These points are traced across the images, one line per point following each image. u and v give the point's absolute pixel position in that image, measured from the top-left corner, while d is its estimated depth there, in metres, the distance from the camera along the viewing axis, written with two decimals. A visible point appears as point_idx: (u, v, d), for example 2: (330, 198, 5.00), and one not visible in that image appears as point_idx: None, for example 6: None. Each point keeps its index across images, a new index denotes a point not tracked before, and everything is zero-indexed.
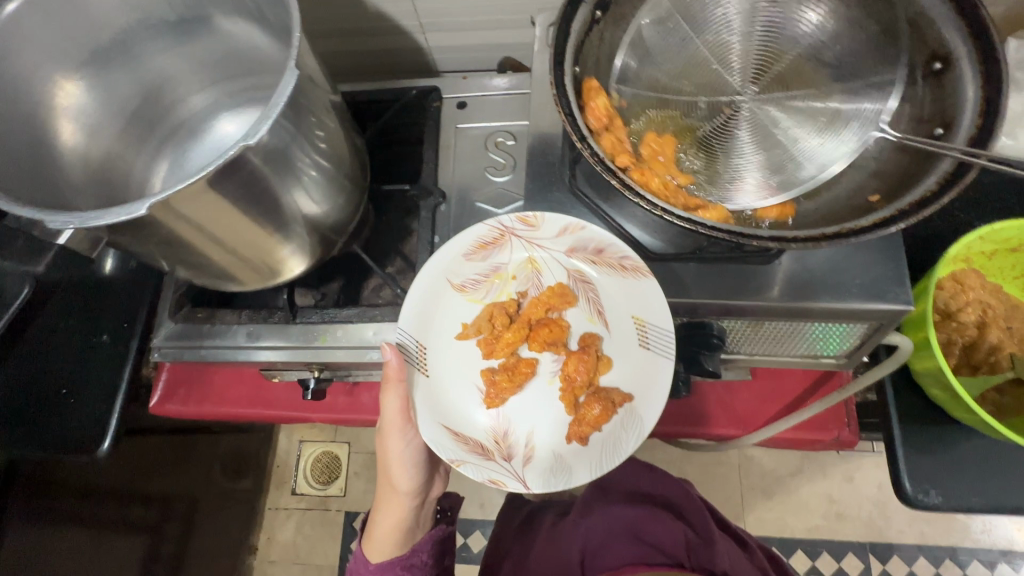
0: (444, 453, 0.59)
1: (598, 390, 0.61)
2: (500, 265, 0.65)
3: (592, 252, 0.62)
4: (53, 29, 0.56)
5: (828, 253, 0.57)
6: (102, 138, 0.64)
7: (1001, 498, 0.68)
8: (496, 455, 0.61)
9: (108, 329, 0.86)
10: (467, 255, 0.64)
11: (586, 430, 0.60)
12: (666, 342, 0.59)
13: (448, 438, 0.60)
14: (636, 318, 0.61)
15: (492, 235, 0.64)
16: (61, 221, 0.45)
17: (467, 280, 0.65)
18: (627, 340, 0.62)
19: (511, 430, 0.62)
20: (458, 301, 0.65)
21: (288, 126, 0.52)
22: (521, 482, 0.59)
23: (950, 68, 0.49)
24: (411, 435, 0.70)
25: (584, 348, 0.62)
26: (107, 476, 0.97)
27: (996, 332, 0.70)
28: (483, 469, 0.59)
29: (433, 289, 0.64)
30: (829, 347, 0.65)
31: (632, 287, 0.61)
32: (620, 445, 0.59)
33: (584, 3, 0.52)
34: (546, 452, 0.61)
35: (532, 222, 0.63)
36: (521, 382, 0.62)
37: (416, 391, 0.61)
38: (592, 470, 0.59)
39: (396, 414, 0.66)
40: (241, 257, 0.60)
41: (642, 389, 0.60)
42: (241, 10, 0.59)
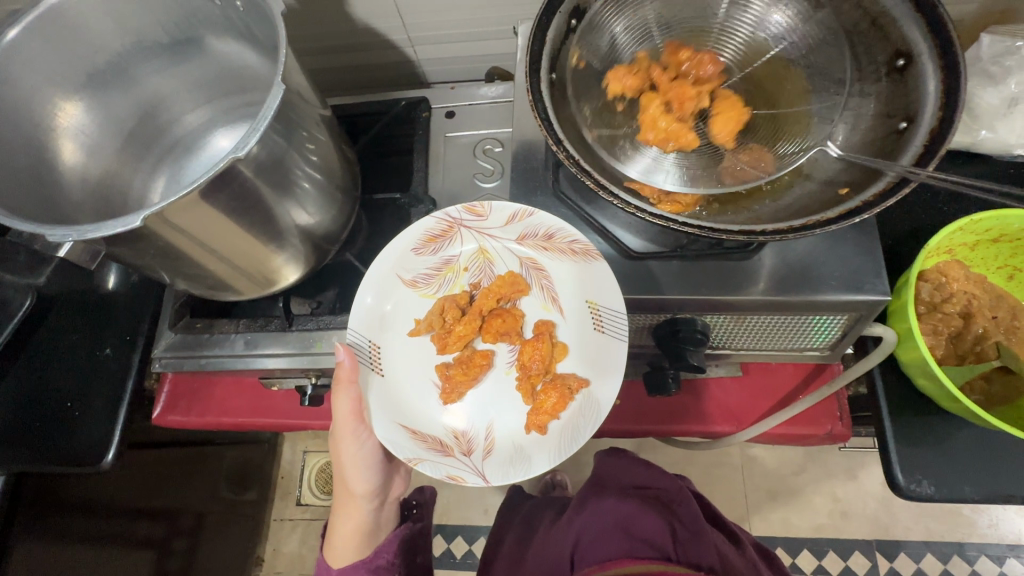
0: (401, 452, 0.60)
1: (555, 377, 0.64)
2: (451, 258, 0.67)
3: (543, 239, 0.64)
4: (53, 54, 0.58)
5: (807, 247, 0.58)
6: (100, 157, 0.66)
7: (995, 487, 0.69)
8: (456, 451, 0.63)
9: (111, 342, 0.88)
10: (418, 250, 0.66)
11: (543, 419, 0.62)
12: (619, 325, 0.60)
13: (406, 438, 0.62)
14: (590, 301, 0.63)
15: (441, 227, 0.66)
16: (61, 234, 0.47)
17: (418, 275, 0.67)
18: (583, 326, 0.64)
19: (469, 425, 0.64)
20: (409, 297, 0.66)
21: (277, 139, 0.54)
22: (481, 476, 0.61)
23: (912, 64, 0.51)
24: (365, 438, 0.74)
25: (539, 335, 0.64)
26: (112, 489, 0.99)
27: (981, 321, 0.71)
28: (442, 465, 0.61)
29: (386, 287, 0.65)
30: (814, 341, 0.66)
31: (583, 271, 0.63)
32: (580, 431, 0.61)
33: (560, 12, 0.55)
34: (505, 444, 0.63)
35: (480, 212, 0.65)
36: (476, 374, 0.64)
37: (370, 390, 0.62)
38: (551, 458, 0.61)
39: (348, 415, 0.68)
40: (236, 267, 0.62)
41: (601, 372, 0.62)
42: (232, 29, 0.62)
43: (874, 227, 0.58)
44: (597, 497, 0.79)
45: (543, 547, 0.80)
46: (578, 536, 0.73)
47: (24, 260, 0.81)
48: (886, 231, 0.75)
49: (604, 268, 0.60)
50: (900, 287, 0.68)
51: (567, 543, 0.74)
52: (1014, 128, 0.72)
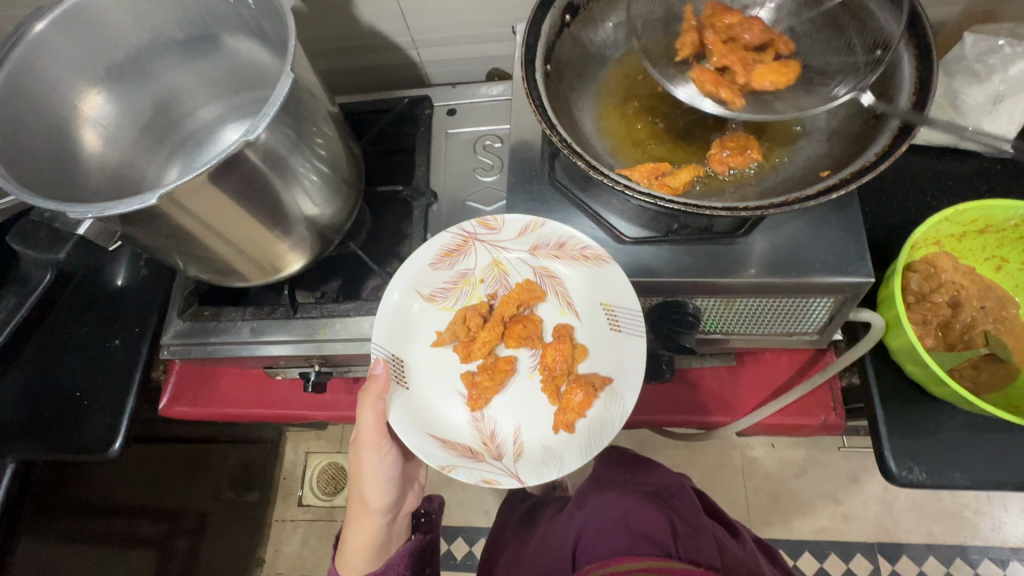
0: (434, 461, 0.61)
1: (578, 377, 0.64)
2: (467, 271, 0.69)
3: (555, 247, 0.67)
4: (76, 48, 0.61)
5: (794, 233, 0.60)
6: (116, 148, 0.69)
7: (986, 474, 0.70)
8: (486, 456, 0.63)
9: (120, 334, 0.90)
10: (435, 264, 0.68)
11: (571, 418, 0.62)
12: (635, 322, 0.63)
13: (437, 447, 0.62)
14: (605, 304, 0.65)
15: (456, 242, 0.68)
16: (81, 211, 0.49)
17: (437, 289, 0.69)
18: (598, 326, 0.66)
19: (498, 430, 0.65)
20: (430, 311, 0.68)
21: (286, 129, 0.57)
22: (515, 477, 0.61)
23: (888, 56, 0.53)
24: (387, 451, 0.70)
25: (559, 337, 0.66)
26: (118, 481, 1.00)
27: (969, 311, 0.73)
28: (475, 470, 0.62)
29: (406, 302, 0.68)
30: (803, 325, 0.68)
31: (596, 275, 0.65)
32: (607, 425, 0.62)
33: (555, 6, 0.57)
34: (535, 446, 0.64)
35: (493, 226, 0.68)
36: (501, 379, 0.65)
37: (398, 404, 0.64)
38: (581, 455, 0.61)
39: (372, 429, 0.66)
40: (244, 252, 0.65)
41: (620, 370, 0.64)
42: (244, 26, 0.65)
43: (859, 215, 0.60)
44: (598, 492, 0.79)
45: (544, 542, 0.81)
46: (580, 531, 0.73)
47: (45, 237, 0.71)
48: (875, 224, 0.77)
49: (616, 272, 0.63)
50: (888, 278, 0.70)
51: (568, 538, 0.74)
52: (999, 123, 0.74)
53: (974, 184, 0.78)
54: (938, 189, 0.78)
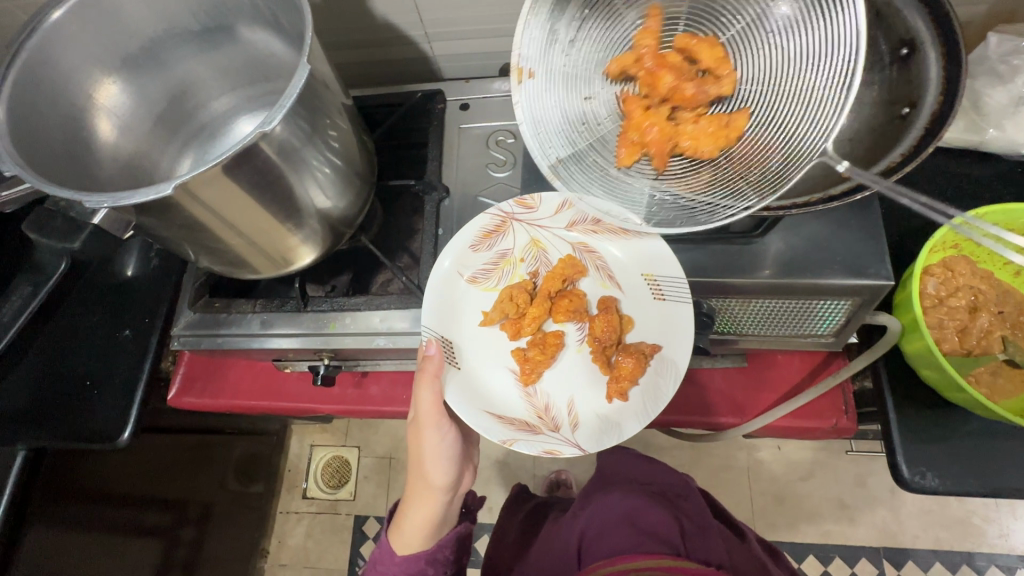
0: (496, 436, 0.62)
1: (629, 346, 0.64)
2: (506, 250, 0.69)
3: (590, 223, 0.68)
4: (92, 37, 0.61)
5: (812, 233, 0.59)
6: (129, 139, 0.69)
7: (1000, 481, 0.69)
8: (544, 427, 0.64)
9: (129, 324, 0.90)
10: (474, 246, 0.68)
11: (626, 386, 0.63)
12: (681, 292, 0.61)
13: (496, 424, 0.63)
14: (647, 275, 0.64)
15: (494, 223, 0.69)
16: (97, 200, 0.50)
17: (479, 271, 0.68)
18: (641, 295, 0.65)
19: (552, 402, 0.65)
20: (475, 291, 0.68)
21: (301, 123, 0.57)
22: (575, 445, 0.62)
23: (915, 52, 0.52)
24: (445, 431, 0.68)
25: (606, 310, 0.65)
26: (126, 471, 1.01)
27: (987, 316, 0.71)
28: (536, 443, 0.62)
29: (450, 285, 0.68)
30: (817, 328, 0.67)
31: (639, 252, 0.65)
32: (663, 389, 0.62)
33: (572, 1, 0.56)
34: (591, 414, 0.64)
35: (530, 204, 0.68)
36: (552, 351, 0.65)
37: (453, 384, 0.64)
38: (641, 418, 0.62)
39: (430, 408, 0.66)
40: (256, 245, 0.65)
41: (667, 339, 0.63)
42: (259, 18, 0.64)
43: (879, 216, 0.59)
44: (603, 492, 0.79)
45: (549, 542, 0.80)
46: (585, 530, 0.73)
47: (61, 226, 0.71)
48: (893, 226, 0.76)
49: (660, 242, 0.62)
50: (905, 281, 0.69)
51: (573, 538, 0.74)
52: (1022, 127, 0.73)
53: (994, 188, 0.76)
54: (957, 192, 0.77)
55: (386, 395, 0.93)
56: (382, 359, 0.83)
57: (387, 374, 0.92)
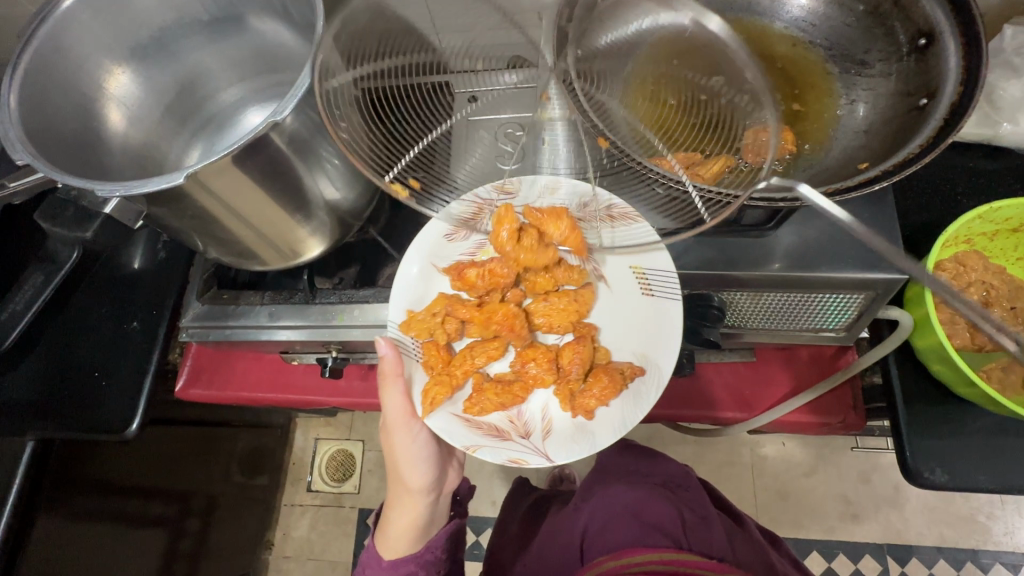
0: (458, 441, 0.64)
1: (605, 364, 0.68)
2: (483, 241, 0.72)
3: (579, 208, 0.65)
4: (102, 26, 0.61)
5: (824, 227, 0.59)
6: (139, 128, 0.69)
7: (1009, 477, 0.68)
8: (514, 435, 0.66)
9: (138, 316, 0.90)
10: (450, 237, 0.72)
11: (591, 403, 0.65)
12: (670, 285, 0.62)
13: (462, 426, 0.66)
14: (636, 268, 0.66)
15: (470, 213, 0.69)
16: (109, 188, 0.50)
17: (453, 260, 0.72)
18: (628, 291, 0.67)
19: (524, 408, 0.68)
20: (446, 282, 0.72)
21: (311, 113, 0.57)
22: (544, 456, 0.64)
23: (934, 42, 0.51)
24: (417, 431, 0.71)
25: (581, 338, 0.68)
26: (132, 463, 1.02)
27: (999, 311, 0.71)
28: (502, 450, 0.65)
29: (424, 278, 0.72)
30: (827, 322, 0.67)
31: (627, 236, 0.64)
32: (642, 396, 0.64)
33: None
34: (565, 421, 0.67)
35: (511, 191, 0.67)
36: (507, 401, 0.67)
37: (418, 380, 0.69)
38: (615, 431, 0.64)
39: (400, 413, 0.69)
40: (264, 236, 0.65)
41: (650, 345, 0.66)
42: (269, 9, 0.64)
43: (891, 207, 0.59)
44: (606, 484, 0.78)
45: (552, 534, 0.80)
46: (588, 522, 0.73)
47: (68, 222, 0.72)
48: (904, 220, 0.75)
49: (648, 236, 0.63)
50: (918, 274, 0.68)
51: (576, 530, 0.74)
52: None
53: (1006, 182, 0.76)
54: (969, 187, 0.76)
55: None
56: None
57: None
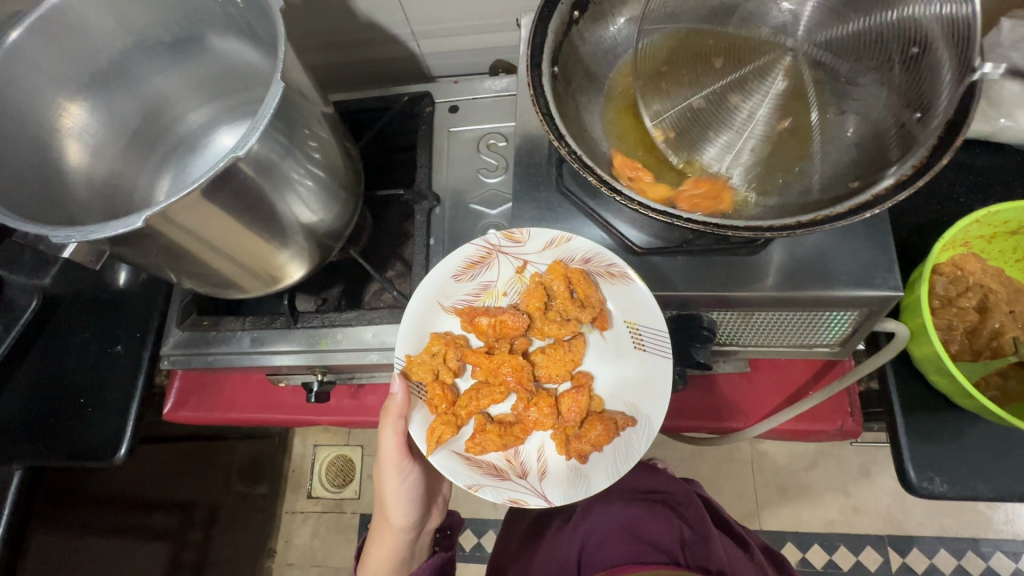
0: (460, 480, 0.60)
1: (600, 414, 0.63)
2: (489, 283, 0.66)
3: (580, 263, 0.63)
4: (54, 55, 0.59)
5: (816, 241, 0.57)
6: (105, 158, 0.67)
7: (1009, 485, 0.67)
8: (511, 474, 0.62)
9: (121, 339, 0.88)
10: (458, 276, 0.65)
11: (586, 448, 0.61)
12: (662, 344, 0.60)
13: (462, 465, 0.62)
14: (630, 322, 0.63)
15: (480, 254, 0.65)
16: (65, 234, 0.48)
17: (460, 301, 0.66)
18: (622, 345, 0.64)
19: (522, 447, 0.64)
20: (452, 323, 0.66)
21: (279, 138, 0.54)
22: (541, 497, 0.61)
23: (929, 52, 0.48)
24: (408, 471, 0.70)
25: (579, 387, 0.64)
26: (132, 483, 1.00)
27: (999, 316, 0.68)
28: (502, 490, 0.61)
29: (427, 315, 0.65)
30: (822, 336, 0.66)
31: (625, 294, 0.62)
32: (633, 447, 0.61)
33: (562, 2, 0.53)
34: (560, 464, 0.63)
35: (518, 238, 0.63)
36: (509, 442, 0.63)
37: (419, 420, 0.63)
38: (610, 475, 0.60)
39: (392, 450, 0.67)
40: (241, 265, 0.63)
41: (643, 397, 0.62)
42: (232, 27, 0.62)
43: (885, 222, 0.57)
44: (603, 498, 0.77)
45: (549, 551, 0.79)
46: (586, 539, 0.72)
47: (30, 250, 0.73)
48: (899, 223, 0.73)
49: (644, 293, 0.60)
50: (913, 283, 0.67)
51: (574, 547, 0.73)
52: None
53: (1003, 178, 0.73)
54: (967, 185, 0.74)
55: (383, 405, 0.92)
56: (377, 372, 0.81)
57: (383, 385, 0.91)
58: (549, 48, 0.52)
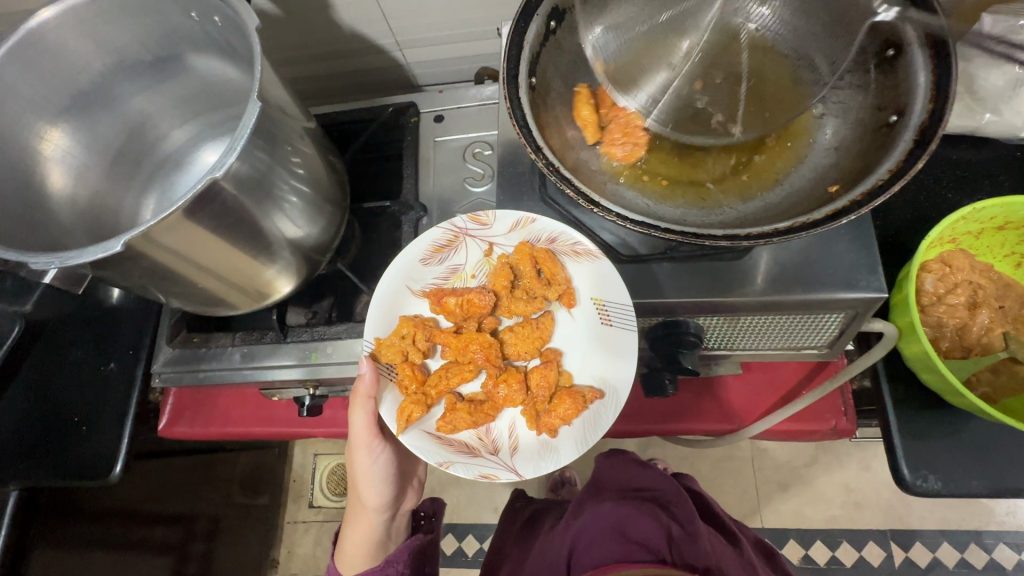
0: (431, 458, 0.60)
1: (569, 388, 0.62)
2: (458, 265, 0.66)
3: (546, 243, 0.63)
4: (36, 79, 0.59)
5: (801, 243, 0.57)
6: (89, 179, 0.67)
7: (1004, 481, 0.67)
8: (483, 451, 0.61)
9: (114, 356, 0.88)
10: (425, 260, 0.65)
11: (556, 422, 0.61)
12: (626, 317, 0.59)
13: (432, 444, 0.61)
14: (596, 299, 0.62)
15: (446, 237, 0.65)
16: (43, 261, 0.48)
17: (429, 284, 0.66)
18: (589, 321, 0.63)
19: (493, 424, 0.63)
20: (422, 306, 0.66)
21: (260, 155, 0.54)
22: (512, 471, 0.60)
23: (902, 55, 0.49)
24: (378, 451, 0.71)
25: (547, 362, 0.63)
26: (132, 499, 1.00)
27: (987, 312, 0.69)
28: (473, 466, 0.60)
29: (397, 299, 0.65)
30: (810, 339, 0.66)
31: (591, 271, 0.62)
32: (602, 419, 0.60)
33: (539, 14, 0.53)
34: (532, 439, 0.62)
35: (484, 220, 0.65)
36: (480, 419, 0.62)
37: (389, 401, 0.63)
38: (578, 447, 0.60)
39: (363, 430, 0.68)
40: (228, 283, 0.63)
41: (613, 369, 0.61)
42: (211, 44, 0.62)
43: (868, 222, 0.57)
44: (593, 500, 0.75)
45: (540, 551, 0.77)
46: (574, 540, 0.70)
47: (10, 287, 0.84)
48: (886, 221, 0.73)
49: (609, 267, 0.60)
50: (902, 282, 0.66)
51: (563, 548, 0.71)
52: (1018, 110, 0.70)
53: (989, 172, 0.73)
54: (954, 180, 0.74)
55: None
56: None
57: None
58: (530, 43, 0.53)
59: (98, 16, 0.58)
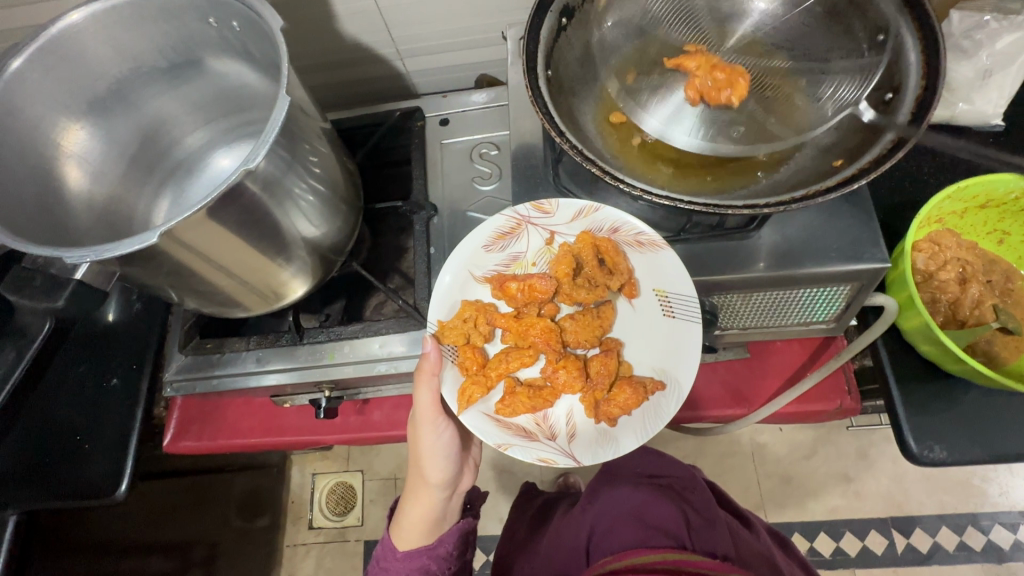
0: (490, 439, 0.60)
1: (629, 377, 0.63)
2: (519, 253, 0.66)
3: (608, 233, 0.65)
4: (57, 83, 0.60)
5: (804, 224, 0.61)
6: (105, 182, 0.68)
7: (1004, 447, 0.70)
8: (541, 435, 0.62)
9: (117, 371, 0.86)
10: (488, 246, 0.66)
11: (615, 412, 0.61)
12: (689, 308, 0.61)
13: (492, 425, 0.62)
14: (658, 291, 0.63)
15: (509, 225, 0.66)
16: (79, 254, 0.48)
17: (490, 271, 0.66)
18: (649, 312, 0.64)
19: (551, 410, 0.63)
20: (484, 291, 0.66)
21: (283, 153, 0.55)
22: (571, 457, 0.60)
23: (891, 39, 0.54)
24: (443, 428, 0.69)
25: (607, 351, 0.63)
26: (132, 519, 0.96)
27: (977, 286, 0.72)
28: (531, 450, 0.61)
29: (457, 285, 0.66)
30: (819, 314, 0.69)
31: (651, 262, 0.63)
32: (662, 409, 0.61)
33: (551, 11, 0.58)
34: (588, 426, 0.63)
35: (547, 209, 0.65)
36: (539, 405, 0.62)
37: (451, 381, 0.63)
38: (639, 436, 0.60)
39: (428, 407, 0.65)
40: (247, 282, 0.63)
41: (671, 359, 0.62)
42: (228, 49, 0.64)
43: (865, 201, 0.61)
44: (609, 487, 0.72)
45: (555, 538, 0.74)
46: (593, 524, 0.67)
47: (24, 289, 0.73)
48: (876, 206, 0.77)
49: (672, 258, 0.61)
50: (897, 258, 0.70)
51: (581, 535, 0.68)
52: (989, 98, 0.75)
53: (966, 158, 0.78)
54: (935, 166, 0.78)
55: (389, 420, 0.92)
56: (384, 385, 0.82)
57: (390, 397, 0.91)
58: (546, 39, 0.58)
59: (120, 23, 0.60)
